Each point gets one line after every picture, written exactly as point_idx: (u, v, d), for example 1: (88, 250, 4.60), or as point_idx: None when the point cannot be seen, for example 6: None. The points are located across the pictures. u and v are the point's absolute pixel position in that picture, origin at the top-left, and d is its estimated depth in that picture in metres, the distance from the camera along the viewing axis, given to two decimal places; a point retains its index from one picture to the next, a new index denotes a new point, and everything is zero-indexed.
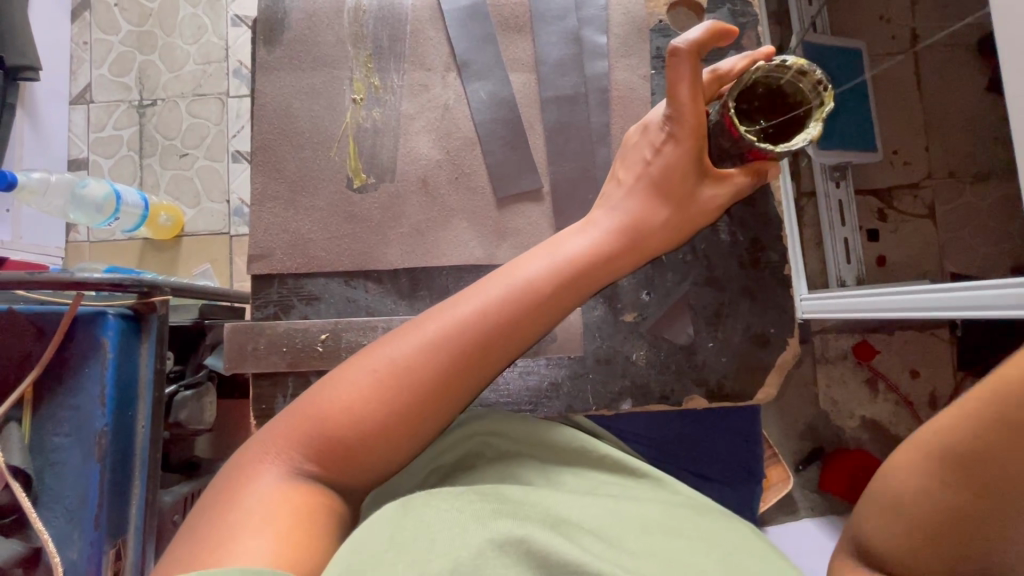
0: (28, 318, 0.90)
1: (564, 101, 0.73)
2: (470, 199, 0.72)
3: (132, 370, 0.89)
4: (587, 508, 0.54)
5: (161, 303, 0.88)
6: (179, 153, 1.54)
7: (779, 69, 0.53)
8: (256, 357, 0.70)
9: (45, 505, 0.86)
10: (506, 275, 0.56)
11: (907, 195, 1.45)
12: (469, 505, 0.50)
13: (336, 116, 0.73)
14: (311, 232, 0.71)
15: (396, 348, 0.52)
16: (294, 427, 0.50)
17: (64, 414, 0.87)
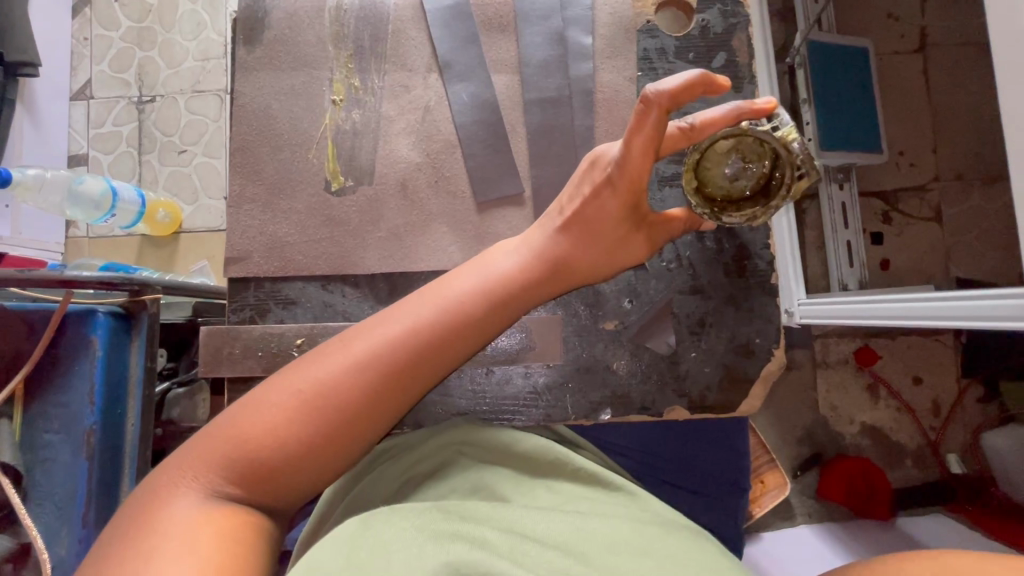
0: (18, 315, 0.90)
1: (547, 104, 0.72)
2: (450, 203, 0.71)
3: (122, 369, 0.89)
4: (554, 528, 0.54)
5: (151, 301, 0.88)
6: (178, 149, 1.54)
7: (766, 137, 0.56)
8: (232, 360, 0.69)
9: (35, 500, 0.86)
10: (438, 293, 0.55)
11: (914, 198, 1.42)
12: (432, 523, 0.50)
13: (315, 117, 0.72)
14: (288, 235, 0.71)
15: (321, 368, 0.51)
16: (212, 450, 0.49)
17: (54, 411, 0.87)
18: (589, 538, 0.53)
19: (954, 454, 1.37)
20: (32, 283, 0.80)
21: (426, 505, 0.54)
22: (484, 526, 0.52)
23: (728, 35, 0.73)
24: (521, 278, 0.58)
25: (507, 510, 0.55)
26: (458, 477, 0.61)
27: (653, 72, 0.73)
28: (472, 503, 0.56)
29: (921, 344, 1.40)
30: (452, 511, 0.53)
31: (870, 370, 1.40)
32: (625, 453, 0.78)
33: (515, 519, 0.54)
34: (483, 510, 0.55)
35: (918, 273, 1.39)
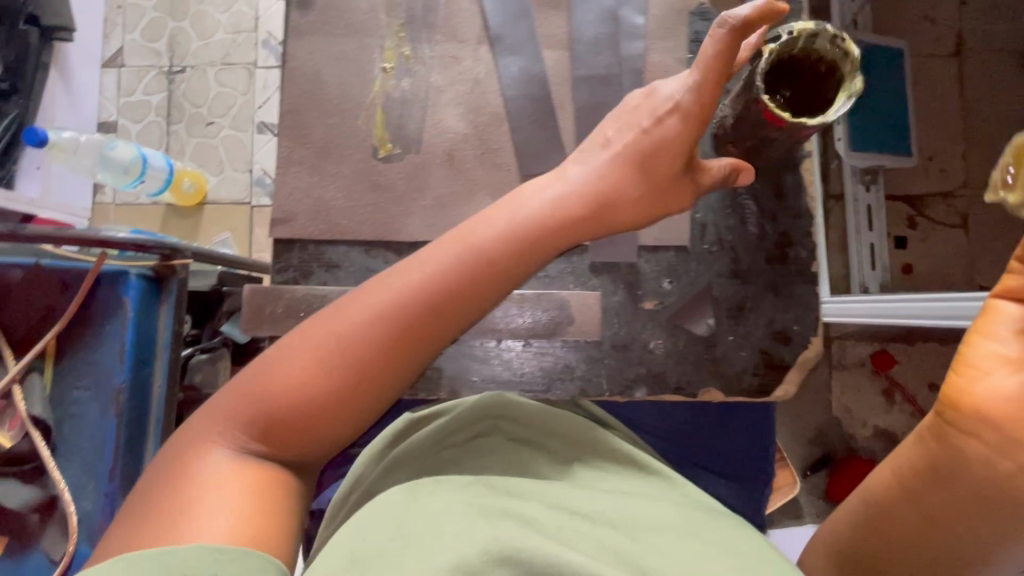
0: (52, 273, 0.90)
1: (596, 81, 0.72)
2: (496, 175, 0.71)
3: (150, 332, 0.90)
4: (598, 506, 0.56)
5: (180, 267, 0.89)
6: (205, 121, 1.55)
7: (788, 43, 0.60)
8: (274, 320, 0.69)
9: (64, 454, 0.88)
10: (453, 247, 0.54)
11: (941, 203, 1.40)
12: (479, 500, 0.53)
13: (365, 84, 0.72)
14: (334, 199, 0.71)
15: (339, 323, 0.51)
16: (239, 406, 0.51)
17: (84, 368, 0.89)
18: (633, 515, 0.55)
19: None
20: (68, 240, 0.83)
21: (470, 480, 0.56)
22: (532, 503, 0.54)
23: None
24: (556, 225, 0.57)
25: (547, 486, 0.57)
26: (490, 449, 0.64)
27: None
28: (514, 479, 0.58)
29: (935, 351, 1.38)
30: (495, 488, 0.55)
31: (887, 374, 1.39)
32: (652, 434, 0.79)
33: (562, 497, 0.56)
34: (526, 486, 0.57)
35: (938, 279, 1.38)
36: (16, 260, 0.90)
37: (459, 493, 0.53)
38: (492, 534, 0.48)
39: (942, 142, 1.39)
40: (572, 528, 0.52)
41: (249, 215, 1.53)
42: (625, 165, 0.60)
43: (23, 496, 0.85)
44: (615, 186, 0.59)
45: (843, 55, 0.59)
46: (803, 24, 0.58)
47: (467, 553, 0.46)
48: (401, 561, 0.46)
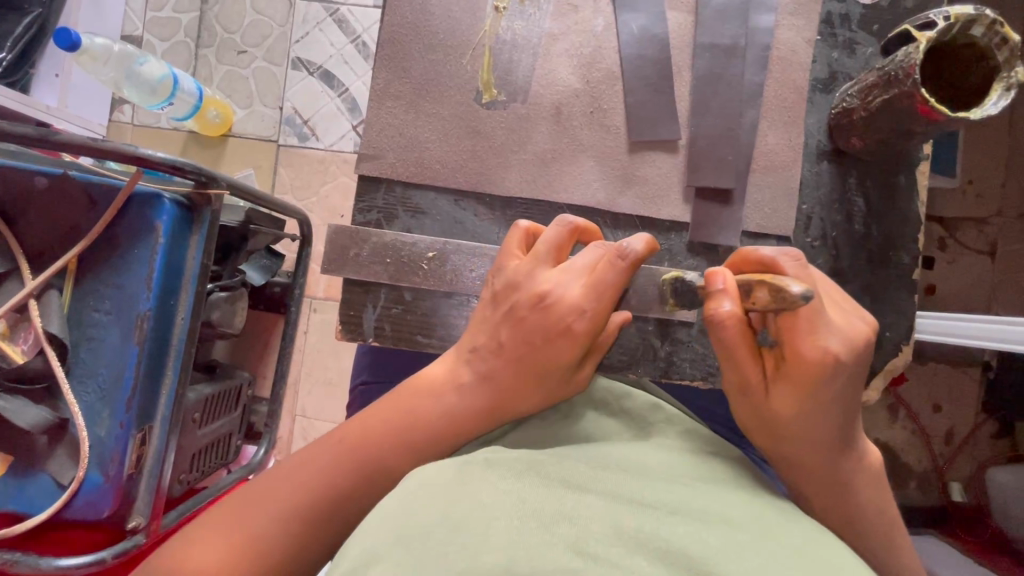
0: (82, 187, 0.79)
1: (719, 50, 0.68)
2: (602, 137, 0.68)
3: (178, 261, 0.81)
4: (661, 495, 0.45)
5: (216, 197, 0.81)
6: (237, 49, 1.44)
7: (942, 31, 0.54)
8: (357, 263, 0.67)
9: (77, 377, 0.80)
10: (387, 415, 0.57)
11: (971, 227, 1.17)
12: (532, 492, 0.43)
13: (475, 22, 0.68)
14: (429, 141, 0.67)
15: (333, 439, 0.57)
16: (260, 485, 0.55)
17: (107, 291, 0.79)
18: (702, 504, 0.45)
19: (957, 484, 1.14)
20: (95, 154, 0.71)
21: (524, 464, 0.47)
22: (588, 493, 0.44)
23: (921, 11, 0.69)
24: (545, 360, 0.56)
25: (609, 472, 0.48)
26: (539, 424, 0.57)
27: (833, 38, 0.69)
28: (571, 461, 0.49)
29: (943, 372, 1.16)
30: (549, 471, 0.46)
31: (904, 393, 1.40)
32: (718, 424, 0.76)
33: (622, 485, 0.46)
34: (583, 471, 0.47)
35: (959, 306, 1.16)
36: (39, 168, 0.79)
37: (509, 480, 0.44)
38: (548, 540, 0.39)
39: (987, 163, 1.16)
40: (630, 527, 0.41)
41: (275, 153, 1.42)
42: (601, 261, 0.57)
43: (30, 418, 0.75)
44: (573, 305, 0.55)
45: (999, 43, 0.53)
46: (960, 8, 0.53)
47: (518, 556, 0.37)
48: (445, 547, 0.38)
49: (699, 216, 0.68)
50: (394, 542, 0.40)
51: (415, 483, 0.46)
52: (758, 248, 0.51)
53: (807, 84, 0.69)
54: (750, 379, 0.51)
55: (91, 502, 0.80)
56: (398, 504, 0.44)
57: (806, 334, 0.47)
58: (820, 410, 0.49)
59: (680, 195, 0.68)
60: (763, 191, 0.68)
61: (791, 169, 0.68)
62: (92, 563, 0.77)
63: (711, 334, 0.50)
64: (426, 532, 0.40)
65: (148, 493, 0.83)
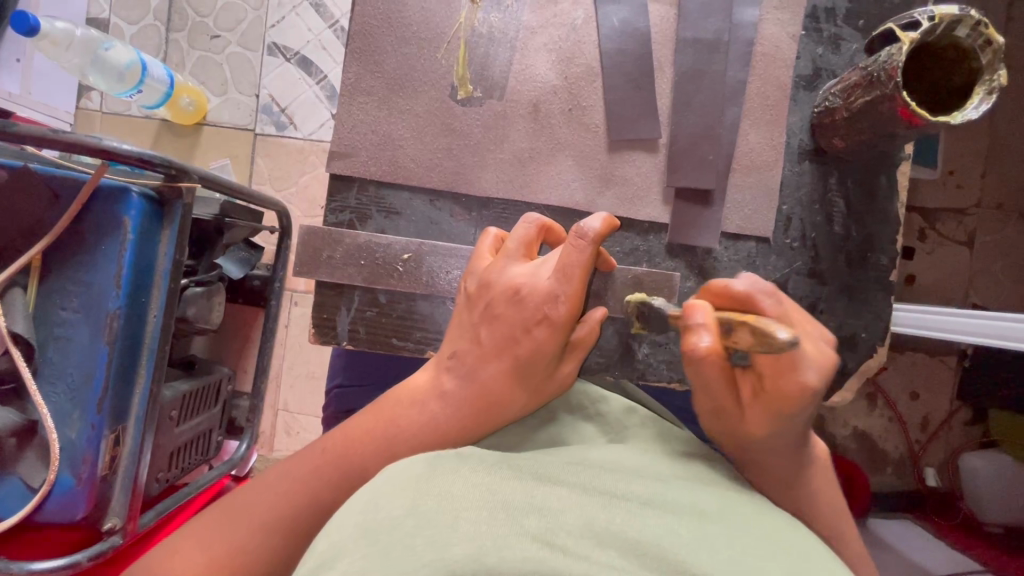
0: (44, 180, 0.75)
1: (702, 46, 0.66)
2: (581, 136, 0.66)
3: (149, 257, 0.78)
4: (636, 487, 0.45)
5: (187, 191, 0.77)
6: (210, 33, 1.39)
7: (927, 30, 0.53)
8: (331, 265, 0.65)
9: (46, 377, 0.77)
10: (369, 423, 0.56)
11: (949, 219, 1.17)
12: (503, 483, 0.42)
13: (451, 13, 0.65)
14: (403, 139, 0.65)
15: (314, 447, 0.56)
16: (242, 498, 0.54)
17: (74, 288, 0.76)
18: (677, 496, 0.45)
19: (932, 469, 1.16)
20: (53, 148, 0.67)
21: (495, 459, 0.46)
22: (560, 487, 0.43)
23: (905, 7, 0.67)
24: (526, 354, 0.54)
25: (583, 467, 0.47)
26: (515, 428, 0.56)
27: (817, 33, 0.68)
28: (545, 459, 0.48)
29: (921, 361, 1.17)
30: (523, 465, 0.45)
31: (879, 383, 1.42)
32: (695, 422, 0.75)
33: (593, 477, 0.46)
34: (556, 466, 0.47)
35: (936, 299, 1.16)
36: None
37: (481, 473, 0.43)
38: (517, 532, 0.38)
39: (966, 157, 1.16)
40: (601, 520, 0.40)
41: (252, 143, 1.38)
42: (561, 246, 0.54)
43: None
44: (547, 293, 0.53)
45: (982, 44, 0.53)
46: (947, 7, 0.51)
47: (485, 548, 0.36)
48: (414, 541, 0.37)
49: (678, 217, 0.66)
50: (362, 537, 0.39)
51: (383, 478, 0.44)
52: (731, 281, 0.45)
53: (790, 81, 0.67)
54: (723, 404, 0.49)
55: (65, 504, 0.77)
56: (366, 499, 0.43)
57: (787, 373, 0.43)
58: (778, 426, 0.48)
59: (660, 195, 0.66)
60: (745, 190, 0.67)
61: (773, 169, 0.67)
62: (68, 565, 0.75)
63: (687, 364, 0.45)
64: (393, 525, 0.39)
65: (124, 493, 0.81)
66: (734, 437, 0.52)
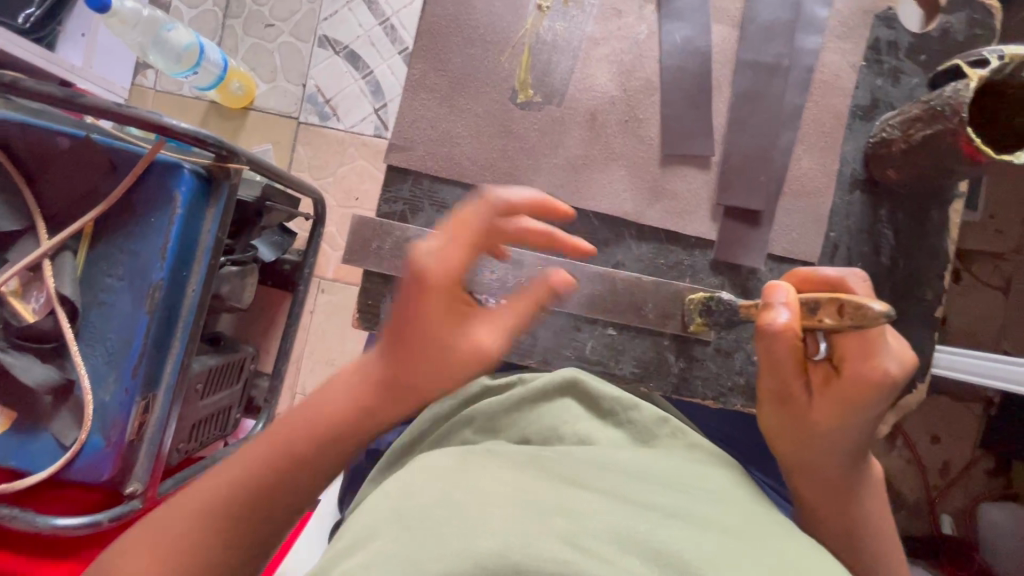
0: (104, 151, 0.78)
1: (761, 68, 0.67)
2: (635, 147, 0.67)
3: (194, 235, 0.81)
4: (658, 498, 0.46)
5: (236, 171, 0.80)
6: (265, 22, 1.43)
7: (996, 70, 0.53)
8: (379, 254, 0.66)
9: (86, 340, 0.79)
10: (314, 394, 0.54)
11: (987, 262, 1.15)
12: (530, 485, 0.45)
13: (516, 20, 0.67)
14: (461, 137, 0.67)
15: None
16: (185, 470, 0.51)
17: (121, 256, 0.79)
18: (697, 507, 0.46)
19: (950, 516, 1.13)
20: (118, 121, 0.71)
21: (522, 458, 0.49)
22: (586, 491, 0.45)
23: (970, 45, 0.67)
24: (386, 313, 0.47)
25: (603, 471, 0.49)
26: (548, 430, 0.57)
27: (878, 65, 0.68)
28: (570, 459, 0.50)
29: (946, 405, 1.16)
30: (548, 467, 0.47)
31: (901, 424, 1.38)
32: (723, 442, 0.74)
33: (618, 485, 0.47)
34: (581, 470, 0.48)
35: (967, 342, 1.14)
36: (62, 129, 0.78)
37: (509, 474, 0.46)
38: (542, 529, 0.40)
39: (1010, 200, 1.14)
40: (624, 525, 0.42)
41: (295, 130, 1.42)
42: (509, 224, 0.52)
43: (36, 376, 0.75)
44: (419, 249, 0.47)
45: None
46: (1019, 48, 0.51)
47: (511, 543, 0.38)
48: (443, 531, 0.40)
49: (725, 236, 0.67)
50: (393, 520, 0.42)
51: (417, 471, 0.48)
52: (819, 269, 0.50)
53: (847, 110, 0.67)
54: (792, 391, 0.51)
55: (92, 464, 0.80)
56: (396, 487, 0.46)
57: (865, 357, 0.47)
58: (856, 428, 0.50)
59: (708, 212, 0.67)
60: (794, 215, 0.67)
61: (823, 196, 0.67)
62: (88, 525, 0.77)
63: (759, 341, 0.49)
64: (424, 513, 0.42)
65: (147, 460, 0.83)
66: (790, 433, 0.53)
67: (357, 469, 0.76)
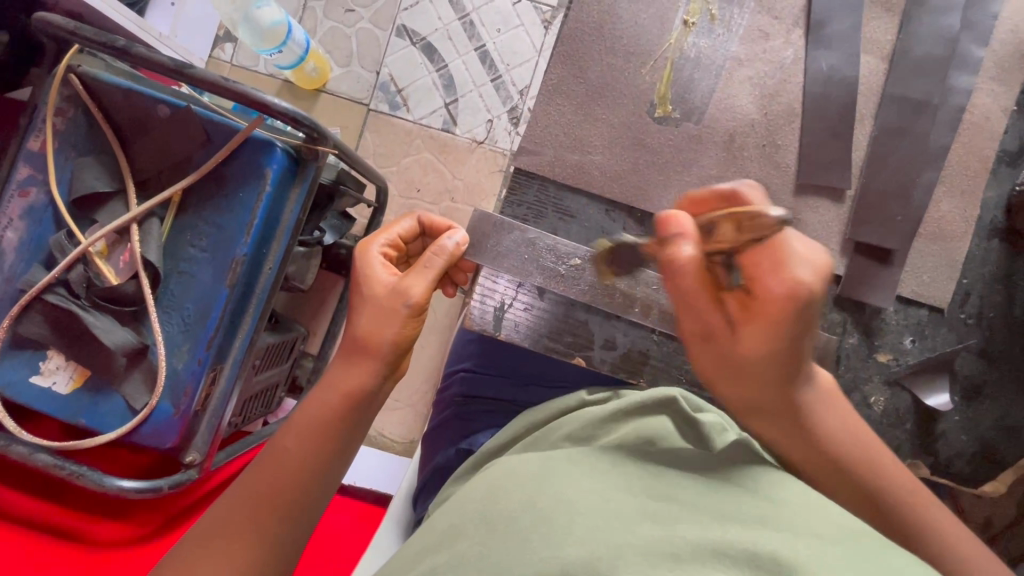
0: (202, 123, 0.76)
1: (909, 104, 0.65)
2: (769, 173, 0.65)
3: (277, 213, 0.80)
4: (749, 509, 0.41)
5: (323, 154, 0.77)
6: (348, 7, 1.40)
7: None
8: (495, 253, 0.62)
9: (165, 306, 0.78)
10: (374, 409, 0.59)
11: None
12: (616, 494, 0.42)
13: (661, 34, 0.66)
14: (593, 146, 0.66)
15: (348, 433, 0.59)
16: (265, 467, 0.54)
17: (206, 227, 0.78)
18: (797, 522, 0.40)
19: None
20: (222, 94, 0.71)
21: (611, 466, 0.47)
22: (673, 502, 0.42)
23: None
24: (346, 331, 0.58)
25: (693, 483, 0.44)
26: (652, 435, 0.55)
27: None
28: (659, 467, 0.46)
29: None
30: (632, 478, 0.45)
31: None
32: None
33: (706, 500, 0.42)
34: (670, 481, 0.44)
35: None
36: (164, 97, 0.76)
37: (594, 480, 0.44)
38: (629, 534, 0.38)
39: None
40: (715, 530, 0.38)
41: (365, 117, 1.39)
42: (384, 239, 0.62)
43: (114, 339, 0.73)
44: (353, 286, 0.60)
45: None
46: None
47: (599, 552, 0.36)
48: (524, 541, 0.39)
49: (854, 272, 0.65)
50: (477, 522, 0.43)
51: (501, 478, 0.48)
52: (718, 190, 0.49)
53: (994, 155, 0.65)
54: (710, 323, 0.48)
55: (157, 431, 0.78)
56: (484, 491, 0.47)
57: (772, 269, 0.45)
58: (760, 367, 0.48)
59: (838, 247, 0.65)
60: (926, 257, 0.65)
61: (959, 241, 0.65)
62: (150, 490, 0.77)
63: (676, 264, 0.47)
64: (508, 519, 0.42)
65: (207, 432, 0.81)
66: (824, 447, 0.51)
67: (443, 467, 0.71)
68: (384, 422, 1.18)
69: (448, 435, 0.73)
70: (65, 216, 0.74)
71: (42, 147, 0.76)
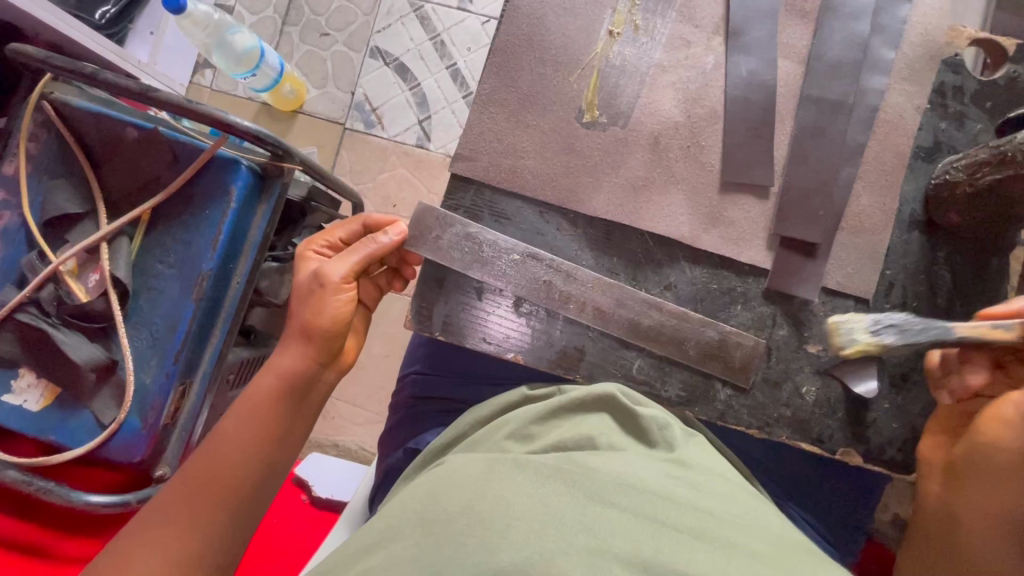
0: (168, 143, 0.79)
1: (826, 105, 0.68)
2: (697, 173, 0.68)
3: (243, 228, 0.81)
4: (687, 518, 0.43)
5: (288, 170, 0.80)
6: (320, 31, 1.45)
7: None
8: (436, 245, 0.65)
9: (132, 321, 0.79)
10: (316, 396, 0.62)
11: None
12: (555, 496, 0.43)
13: (589, 43, 0.69)
14: (526, 150, 0.69)
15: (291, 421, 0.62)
16: (210, 450, 0.57)
17: (173, 244, 0.80)
18: (730, 536, 0.43)
19: None
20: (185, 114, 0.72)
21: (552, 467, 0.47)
22: (611, 507, 0.43)
23: None
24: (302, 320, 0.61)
25: (637, 491, 0.45)
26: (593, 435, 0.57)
27: (943, 109, 0.69)
28: (600, 469, 0.47)
29: None
30: (575, 480, 0.45)
31: None
32: (768, 473, 0.72)
33: (651, 507, 0.44)
34: (610, 484, 0.45)
35: None
36: (131, 119, 0.79)
37: (536, 482, 0.44)
38: (565, 544, 0.39)
39: None
40: (646, 547, 0.39)
41: (338, 137, 1.42)
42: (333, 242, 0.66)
43: (82, 354, 0.74)
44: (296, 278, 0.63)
45: None
46: None
47: (532, 557, 0.37)
48: (462, 539, 0.40)
49: (781, 265, 0.67)
50: (415, 523, 0.43)
51: (447, 476, 0.48)
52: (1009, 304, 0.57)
53: (910, 151, 0.68)
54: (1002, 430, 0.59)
55: (127, 445, 0.79)
56: (425, 491, 0.47)
57: None
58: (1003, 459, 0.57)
59: (765, 241, 0.68)
60: (850, 251, 0.67)
61: (881, 233, 0.67)
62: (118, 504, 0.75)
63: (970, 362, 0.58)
64: (445, 519, 0.42)
65: (176, 447, 0.82)
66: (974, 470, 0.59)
67: (392, 468, 0.74)
68: (362, 434, 1.19)
69: (397, 437, 0.76)
70: (36, 237, 0.76)
71: (14, 171, 0.79)
